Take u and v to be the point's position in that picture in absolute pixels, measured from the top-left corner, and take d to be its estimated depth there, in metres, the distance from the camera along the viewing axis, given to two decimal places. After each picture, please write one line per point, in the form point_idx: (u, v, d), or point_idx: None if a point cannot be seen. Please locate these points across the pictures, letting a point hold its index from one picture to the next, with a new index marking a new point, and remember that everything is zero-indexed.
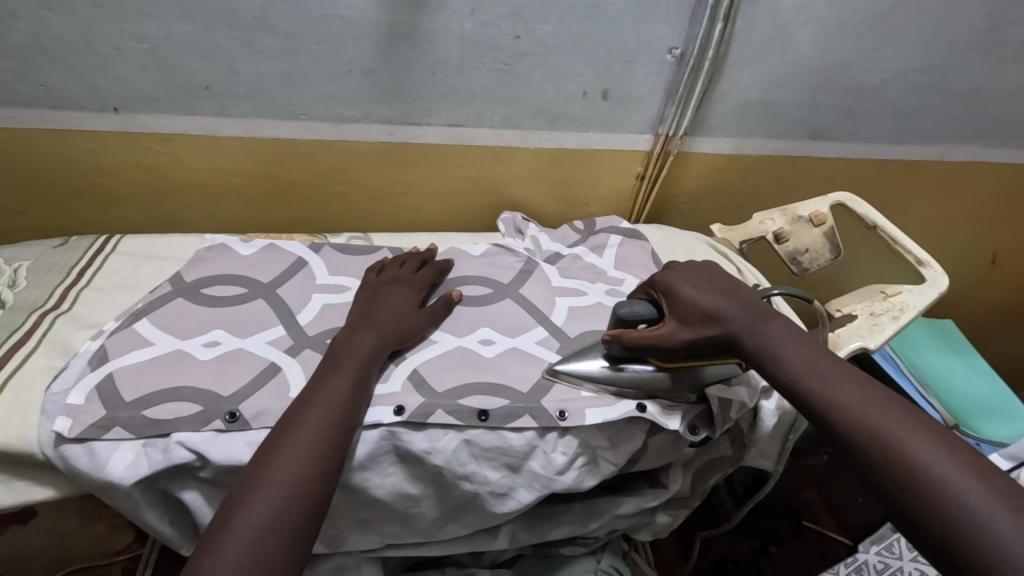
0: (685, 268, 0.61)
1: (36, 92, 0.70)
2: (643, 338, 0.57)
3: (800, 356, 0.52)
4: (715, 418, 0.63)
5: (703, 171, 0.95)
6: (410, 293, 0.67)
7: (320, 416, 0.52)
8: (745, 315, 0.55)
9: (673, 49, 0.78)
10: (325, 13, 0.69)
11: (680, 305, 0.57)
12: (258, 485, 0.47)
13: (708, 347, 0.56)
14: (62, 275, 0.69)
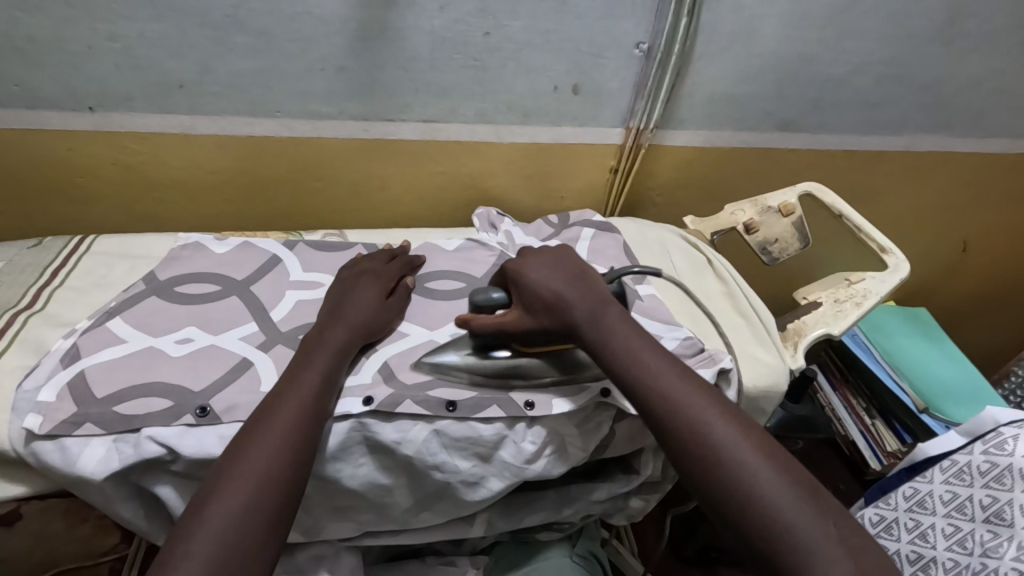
0: (533, 257, 0.67)
1: (7, 93, 0.71)
2: (489, 323, 0.64)
3: (664, 380, 0.56)
4: None
5: (676, 163, 0.96)
6: (381, 285, 0.68)
7: (292, 414, 0.52)
8: (585, 304, 0.62)
9: (642, 44, 0.79)
10: (294, 11, 0.69)
11: (524, 293, 0.64)
12: (226, 484, 0.48)
13: (548, 333, 0.62)
14: (37, 275, 0.70)
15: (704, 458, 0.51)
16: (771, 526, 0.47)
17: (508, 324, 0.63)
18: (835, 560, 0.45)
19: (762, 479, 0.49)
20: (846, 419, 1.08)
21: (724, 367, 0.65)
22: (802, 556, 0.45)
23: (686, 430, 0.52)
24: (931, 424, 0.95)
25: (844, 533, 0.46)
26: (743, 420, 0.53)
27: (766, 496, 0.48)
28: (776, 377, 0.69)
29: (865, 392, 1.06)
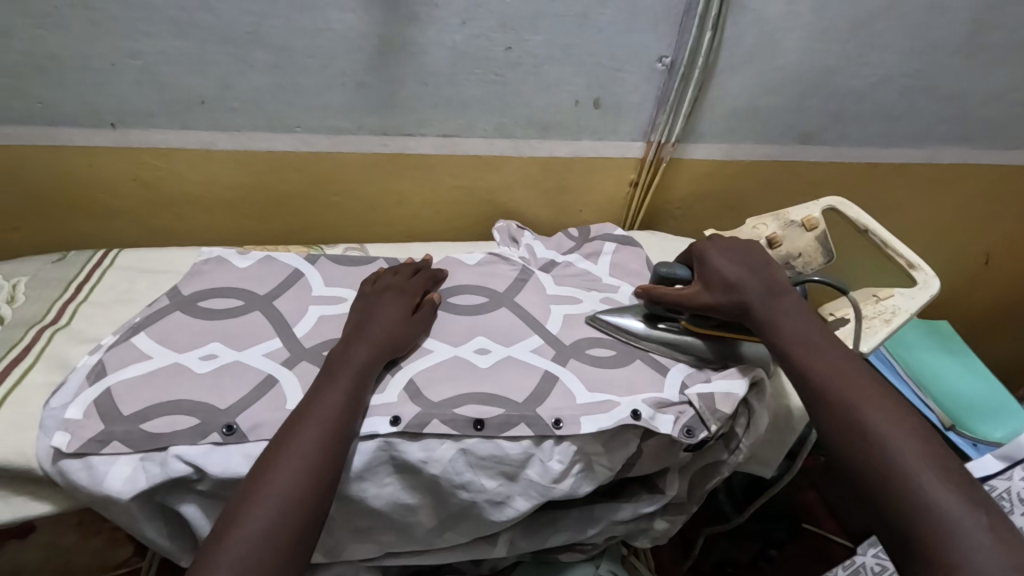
0: (721, 241, 0.69)
1: (33, 109, 0.71)
2: (669, 296, 0.67)
3: (818, 352, 0.57)
4: (708, 415, 0.63)
5: (696, 177, 0.96)
6: (404, 301, 0.68)
7: (318, 426, 0.52)
8: (761, 287, 0.63)
9: (664, 58, 0.79)
10: (316, 27, 0.69)
11: (710, 271, 0.66)
12: (258, 489, 0.48)
13: (721, 312, 0.64)
14: (61, 290, 0.70)
15: (870, 444, 0.50)
16: (920, 504, 0.46)
17: (689, 298, 0.66)
18: (975, 539, 0.43)
19: (907, 453, 0.48)
20: None
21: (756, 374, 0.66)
22: (939, 527, 0.44)
23: (835, 400, 0.53)
24: (959, 442, 0.93)
25: (996, 522, 0.44)
26: (898, 402, 0.52)
27: (910, 470, 0.47)
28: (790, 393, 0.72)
29: None
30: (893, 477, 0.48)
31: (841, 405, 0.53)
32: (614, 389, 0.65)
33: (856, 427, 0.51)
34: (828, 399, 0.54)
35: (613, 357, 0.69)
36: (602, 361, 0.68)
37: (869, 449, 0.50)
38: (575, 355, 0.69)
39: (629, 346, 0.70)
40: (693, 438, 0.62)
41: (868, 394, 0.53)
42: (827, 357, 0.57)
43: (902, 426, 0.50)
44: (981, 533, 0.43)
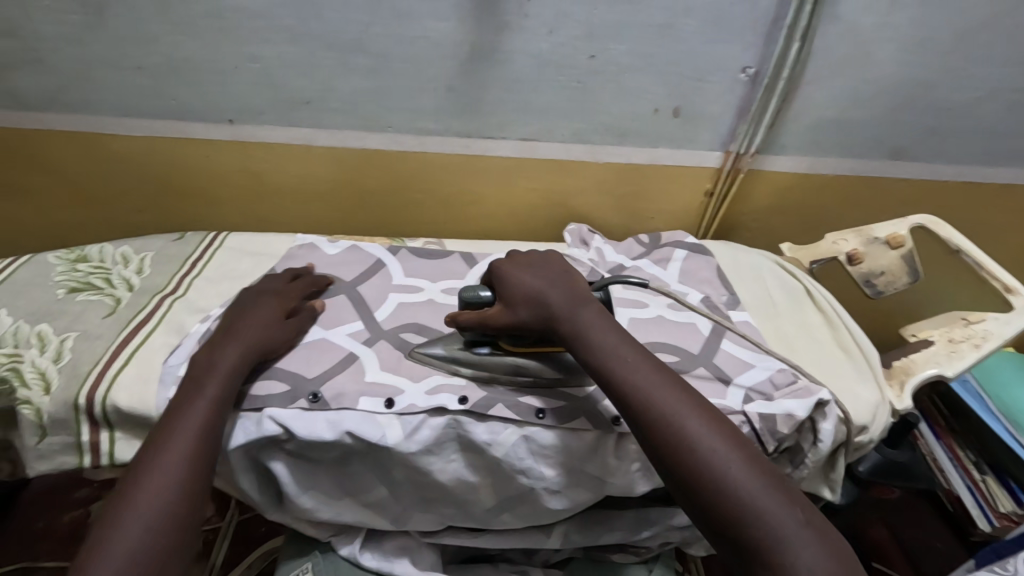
0: (522, 259, 0.67)
1: (167, 105, 0.81)
2: (472, 318, 0.64)
3: (625, 365, 0.56)
4: (767, 437, 0.63)
5: (774, 189, 0.94)
6: (279, 305, 0.67)
7: (179, 462, 0.51)
8: (564, 301, 0.61)
9: (748, 68, 0.79)
10: (414, 35, 0.75)
11: (510, 290, 0.63)
12: (128, 514, 0.48)
13: (524, 327, 0.62)
14: (180, 265, 0.79)
15: (687, 455, 0.50)
16: (738, 506, 0.47)
17: (491, 318, 0.63)
18: (804, 544, 0.45)
19: (732, 469, 0.49)
20: (951, 473, 0.95)
21: (821, 399, 0.63)
22: (775, 541, 0.46)
23: (662, 426, 0.52)
24: None
25: (811, 516, 0.47)
26: (706, 405, 0.54)
27: (748, 494, 0.47)
28: (868, 414, 0.66)
29: (975, 443, 0.94)
30: (726, 498, 0.48)
31: (659, 421, 0.52)
32: None
33: (685, 451, 0.50)
34: (656, 427, 0.52)
35: (676, 362, 0.68)
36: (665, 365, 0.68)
37: (698, 473, 0.49)
38: None
39: (693, 352, 0.69)
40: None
41: (681, 402, 0.53)
42: (631, 368, 0.55)
43: (721, 437, 0.51)
44: (804, 529, 0.46)
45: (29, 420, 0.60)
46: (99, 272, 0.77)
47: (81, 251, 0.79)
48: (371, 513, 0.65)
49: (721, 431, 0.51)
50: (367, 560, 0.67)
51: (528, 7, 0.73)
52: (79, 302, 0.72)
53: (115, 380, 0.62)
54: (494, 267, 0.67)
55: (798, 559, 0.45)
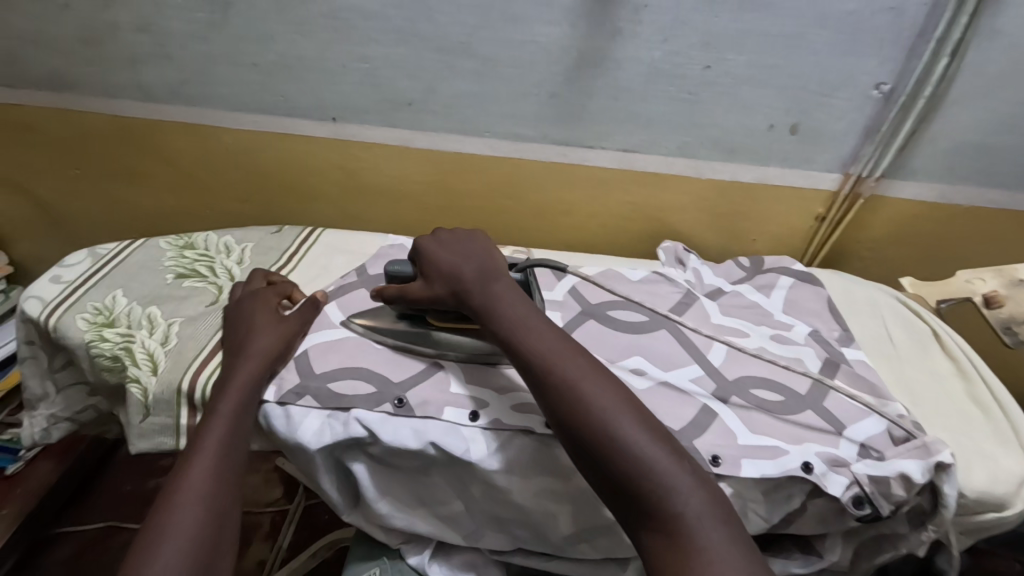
0: (441, 237, 0.67)
1: (276, 102, 0.84)
2: (394, 292, 0.66)
3: (539, 335, 0.55)
4: (879, 499, 0.54)
5: (897, 217, 0.85)
6: (266, 308, 0.67)
7: (204, 476, 0.52)
8: (477, 276, 0.61)
9: (883, 85, 0.73)
10: (522, 39, 0.74)
11: (432, 267, 0.64)
12: (175, 502, 0.50)
13: (439, 303, 0.63)
14: (278, 256, 0.81)
15: (591, 420, 0.49)
16: (637, 466, 0.47)
17: (412, 292, 0.64)
18: (690, 491, 0.46)
19: (630, 426, 0.49)
20: None
21: (940, 460, 0.53)
22: (666, 491, 0.46)
23: (564, 392, 0.51)
24: None
25: (697, 468, 0.48)
26: (602, 368, 0.54)
27: (644, 454, 0.47)
28: (1014, 489, 0.57)
29: None
30: (624, 454, 0.47)
31: (564, 390, 0.51)
32: (781, 434, 0.59)
33: (588, 414, 0.50)
34: (557, 393, 0.51)
35: (781, 402, 0.62)
36: (768, 405, 0.62)
37: (597, 433, 0.49)
38: (739, 393, 0.63)
39: (801, 393, 0.63)
40: (856, 512, 0.54)
41: (586, 370, 0.53)
42: (543, 337, 0.55)
43: (616, 397, 0.51)
44: (692, 478, 0.47)
45: (136, 399, 0.63)
46: (205, 260, 0.80)
47: (190, 238, 0.83)
48: (443, 526, 0.63)
49: (619, 396, 0.51)
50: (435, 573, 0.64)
51: (643, 13, 0.70)
52: (185, 288, 0.75)
53: (215, 369, 0.64)
54: (418, 244, 0.67)
55: (686, 505, 0.45)
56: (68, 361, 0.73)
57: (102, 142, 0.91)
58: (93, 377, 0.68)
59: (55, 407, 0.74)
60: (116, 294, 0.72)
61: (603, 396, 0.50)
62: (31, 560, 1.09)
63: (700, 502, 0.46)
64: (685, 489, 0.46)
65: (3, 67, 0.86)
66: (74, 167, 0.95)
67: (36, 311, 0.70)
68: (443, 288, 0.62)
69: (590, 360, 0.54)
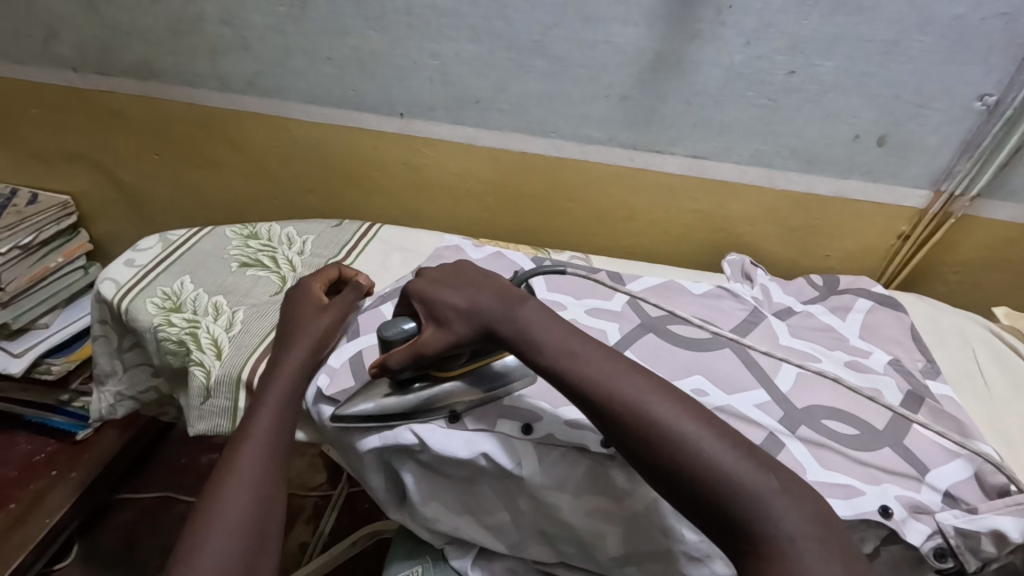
0: (431, 275, 0.61)
1: (347, 96, 0.85)
2: (405, 354, 0.57)
3: (583, 357, 0.51)
4: (965, 553, 0.50)
5: (991, 240, 0.79)
6: (305, 299, 0.68)
7: (255, 459, 0.53)
8: (496, 302, 0.56)
9: (987, 96, 0.67)
10: (597, 39, 0.72)
11: (438, 309, 0.57)
12: (223, 487, 0.51)
13: (461, 343, 0.56)
14: (337, 250, 0.82)
15: (662, 445, 0.45)
16: (723, 487, 0.43)
17: (425, 345, 0.56)
18: (782, 505, 0.42)
19: (704, 441, 0.44)
20: None
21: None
22: (757, 510, 0.42)
23: (625, 413, 0.47)
24: None
25: (785, 476, 0.44)
26: (658, 381, 0.49)
27: (727, 472, 0.43)
28: None
29: None
30: (699, 472, 0.44)
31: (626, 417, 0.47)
32: (854, 472, 0.55)
33: (653, 435, 0.46)
34: (616, 414, 0.47)
35: (854, 436, 0.58)
36: (840, 437, 0.58)
37: (667, 453, 0.45)
38: (808, 422, 0.59)
39: (877, 428, 0.59)
40: (938, 565, 0.51)
41: (642, 388, 0.48)
42: (589, 361, 0.51)
43: (681, 411, 0.47)
44: (778, 491, 0.43)
45: (198, 382, 0.64)
46: (267, 250, 0.82)
47: (254, 228, 0.85)
48: (488, 534, 0.62)
49: (685, 411, 0.47)
50: None
51: (727, 15, 0.67)
52: (248, 277, 0.77)
53: None
54: (409, 294, 0.60)
55: (780, 523, 0.41)
56: (135, 343, 0.76)
57: (180, 130, 0.95)
58: (158, 359, 0.71)
59: (121, 386, 0.78)
60: (184, 280, 0.75)
61: (671, 417, 0.46)
62: (93, 523, 1.15)
63: (797, 516, 0.42)
64: (778, 505, 0.42)
65: (96, 55, 0.91)
66: (154, 153, 1.00)
67: (111, 293, 0.73)
68: (465, 328, 0.55)
69: (645, 376, 0.50)
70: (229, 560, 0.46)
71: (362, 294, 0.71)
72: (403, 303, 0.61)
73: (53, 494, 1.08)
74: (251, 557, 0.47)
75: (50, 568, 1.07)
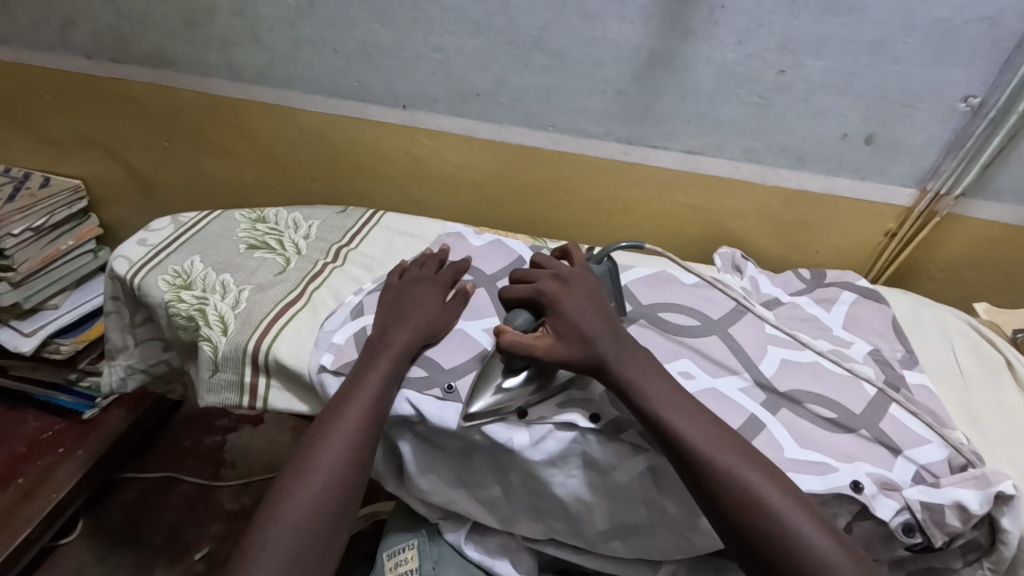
0: (559, 279, 0.62)
1: (352, 87, 0.87)
2: (523, 346, 0.57)
3: (695, 420, 0.53)
4: (932, 526, 0.52)
5: (976, 240, 0.81)
6: (434, 290, 0.69)
7: (341, 449, 0.55)
8: (606, 332, 0.58)
9: (972, 98, 0.69)
10: (594, 36, 0.74)
11: (557, 316, 0.59)
12: (307, 471, 0.53)
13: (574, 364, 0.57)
14: (341, 235, 0.85)
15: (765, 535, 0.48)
16: None
17: (539, 348, 0.57)
18: None
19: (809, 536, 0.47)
20: None
21: (1001, 491, 0.50)
22: None
23: (699, 456, 0.51)
24: None
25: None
26: (770, 468, 0.51)
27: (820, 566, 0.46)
28: None
29: None
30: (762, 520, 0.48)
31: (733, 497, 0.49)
32: (831, 451, 0.57)
33: (727, 487, 0.49)
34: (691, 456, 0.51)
35: (834, 420, 0.60)
36: (820, 421, 0.60)
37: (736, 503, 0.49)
38: (789, 406, 0.61)
39: (856, 413, 0.61)
40: (907, 539, 0.52)
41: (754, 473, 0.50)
42: (711, 434, 0.52)
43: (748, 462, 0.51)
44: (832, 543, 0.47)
45: (207, 356, 0.67)
46: (274, 234, 0.84)
47: (262, 212, 0.88)
48: (480, 508, 0.64)
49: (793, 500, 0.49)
50: (472, 552, 0.66)
51: (720, 14, 0.69)
52: (256, 258, 0.79)
53: (279, 334, 0.68)
54: (545, 287, 0.61)
55: None
56: (148, 318, 0.79)
57: (191, 117, 0.98)
58: (170, 333, 0.74)
59: (133, 359, 0.81)
60: (194, 260, 0.77)
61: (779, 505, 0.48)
62: (99, 500, 1.18)
63: None
64: None
65: (110, 43, 0.93)
66: (165, 139, 1.02)
67: (124, 270, 0.76)
68: (582, 345, 0.57)
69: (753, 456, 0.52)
70: (302, 550, 0.50)
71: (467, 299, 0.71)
72: (530, 285, 0.62)
73: (61, 470, 1.11)
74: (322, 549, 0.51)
75: (56, 542, 1.11)
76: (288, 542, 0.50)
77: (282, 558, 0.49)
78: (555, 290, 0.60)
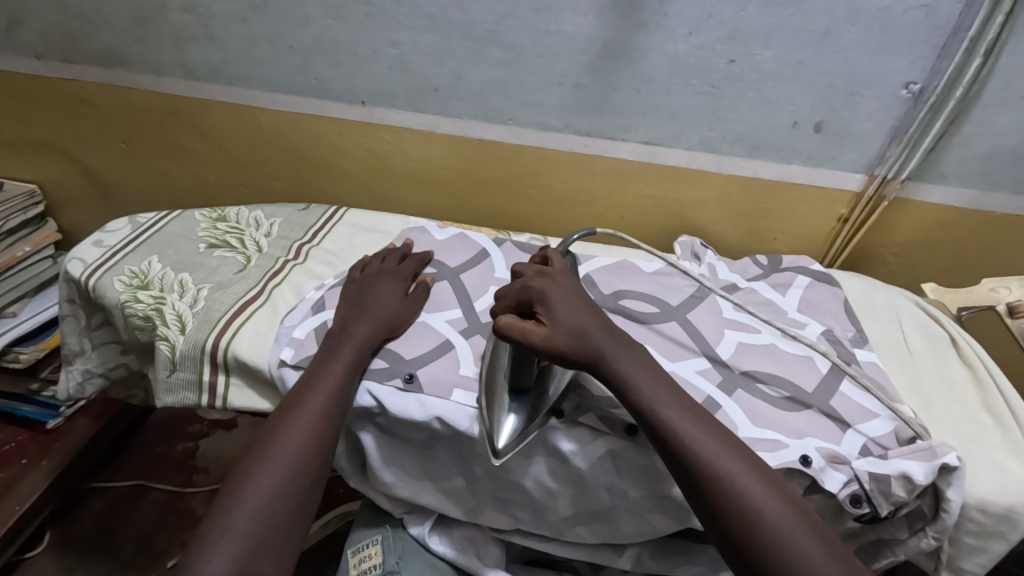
0: (550, 276, 0.61)
1: (310, 84, 0.87)
2: (521, 333, 0.55)
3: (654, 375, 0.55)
4: (879, 497, 0.54)
5: (923, 223, 0.84)
6: (396, 283, 0.70)
7: (303, 434, 0.55)
8: (600, 327, 0.57)
9: (913, 84, 0.72)
10: (548, 29, 0.75)
11: (553, 308, 0.57)
12: (269, 454, 0.54)
13: (566, 357, 0.56)
14: (304, 232, 0.85)
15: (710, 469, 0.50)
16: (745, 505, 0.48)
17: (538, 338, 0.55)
18: (793, 524, 0.47)
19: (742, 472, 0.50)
20: None
21: (946, 463, 0.52)
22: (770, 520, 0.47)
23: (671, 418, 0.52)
24: None
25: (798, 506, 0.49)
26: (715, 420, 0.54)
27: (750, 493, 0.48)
28: None
29: None
30: (733, 491, 0.49)
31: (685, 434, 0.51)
32: (784, 429, 0.58)
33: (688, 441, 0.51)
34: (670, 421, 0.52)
35: (786, 399, 0.62)
36: (773, 400, 0.62)
37: (711, 473, 0.49)
38: (744, 386, 0.63)
39: (807, 391, 0.63)
40: (855, 510, 0.54)
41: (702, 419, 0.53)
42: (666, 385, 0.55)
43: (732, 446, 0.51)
44: (775, 495, 0.49)
45: (164, 355, 0.66)
46: (235, 232, 0.83)
47: (222, 211, 0.87)
48: (445, 500, 0.65)
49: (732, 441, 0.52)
50: (436, 544, 0.66)
51: (670, 6, 0.70)
52: (216, 257, 0.79)
53: (237, 332, 0.67)
54: (533, 282, 0.60)
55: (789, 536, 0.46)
56: (106, 320, 0.77)
57: (148, 117, 0.96)
58: (127, 334, 0.73)
59: (91, 363, 0.80)
60: (152, 260, 0.77)
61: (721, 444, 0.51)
62: (66, 512, 1.15)
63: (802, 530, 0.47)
64: (787, 520, 0.47)
65: (61, 43, 0.91)
66: (122, 140, 1.00)
67: (78, 272, 0.74)
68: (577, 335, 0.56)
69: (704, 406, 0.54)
70: (263, 530, 0.50)
71: (427, 291, 0.71)
72: (517, 283, 0.61)
73: (24, 481, 1.07)
74: (283, 531, 0.51)
75: (23, 556, 1.08)
76: (249, 520, 0.50)
77: (241, 537, 0.49)
78: (547, 286, 0.58)
